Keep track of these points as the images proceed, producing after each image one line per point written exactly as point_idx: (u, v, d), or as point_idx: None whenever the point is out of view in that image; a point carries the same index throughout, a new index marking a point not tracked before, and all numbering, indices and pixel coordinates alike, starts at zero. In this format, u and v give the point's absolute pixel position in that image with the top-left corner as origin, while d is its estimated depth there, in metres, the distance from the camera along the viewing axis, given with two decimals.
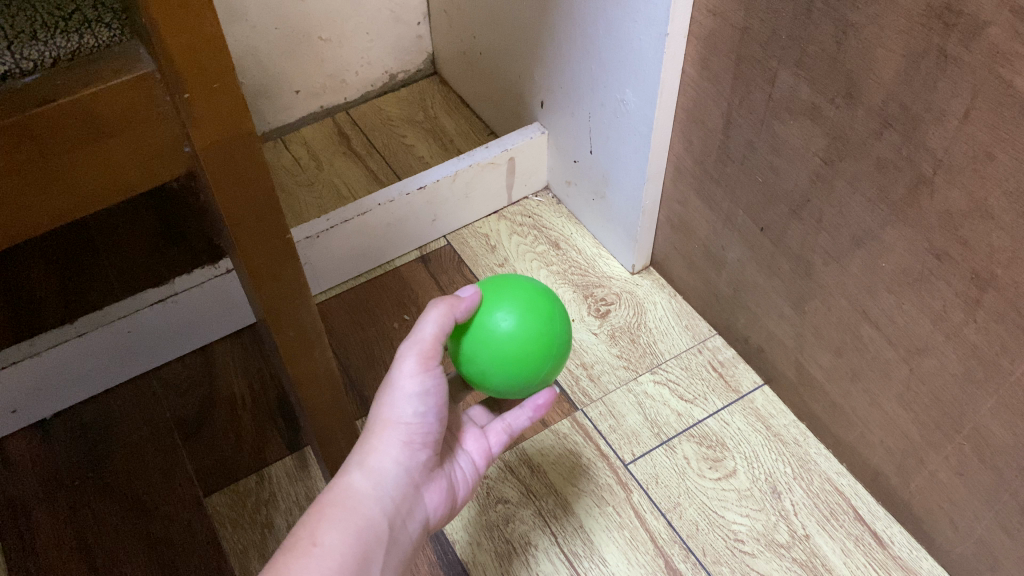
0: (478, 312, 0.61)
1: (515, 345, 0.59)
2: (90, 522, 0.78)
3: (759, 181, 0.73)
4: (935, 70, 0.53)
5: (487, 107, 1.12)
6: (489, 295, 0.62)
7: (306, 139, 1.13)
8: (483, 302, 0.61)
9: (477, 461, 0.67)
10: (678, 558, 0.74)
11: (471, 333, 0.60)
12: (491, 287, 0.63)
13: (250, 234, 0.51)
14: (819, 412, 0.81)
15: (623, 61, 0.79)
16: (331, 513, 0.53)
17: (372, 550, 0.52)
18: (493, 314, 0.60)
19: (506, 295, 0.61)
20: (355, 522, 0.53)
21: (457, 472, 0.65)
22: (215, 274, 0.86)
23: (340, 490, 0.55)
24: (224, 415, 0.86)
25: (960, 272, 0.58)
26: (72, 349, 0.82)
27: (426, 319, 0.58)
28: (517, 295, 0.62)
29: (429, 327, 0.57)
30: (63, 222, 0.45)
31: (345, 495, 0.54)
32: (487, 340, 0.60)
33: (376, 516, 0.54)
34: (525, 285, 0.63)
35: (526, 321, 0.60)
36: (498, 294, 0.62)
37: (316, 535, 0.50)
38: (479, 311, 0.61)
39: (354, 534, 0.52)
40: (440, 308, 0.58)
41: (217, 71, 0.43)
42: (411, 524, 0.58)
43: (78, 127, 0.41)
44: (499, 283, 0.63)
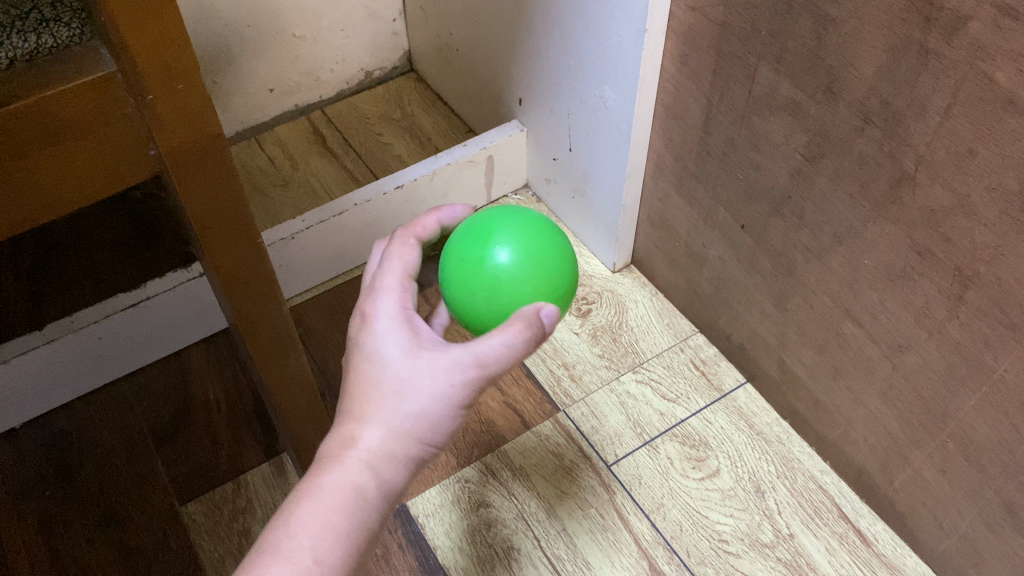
0: (490, 245, 0.55)
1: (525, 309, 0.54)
2: (63, 533, 0.76)
3: (740, 177, 0.72)
4: (916, 65, 0.52)
5: (465, 104, 1.10)
6: (506, 226, 0.56)
7: (280, 138, 1.11)
8: (499, 234, 0.56)
9: None
10: (662, 560, 0.74)
11: (469, 262, 0.55)
12: (507, 215, 0.57)
13: (219, 239, 0.49)
14: (802, 410, 0.80)
15: (602, 58, 0.78)
16: (329, 523, 0.43)
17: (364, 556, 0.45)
18: (513, 253, 0.54)
19: (533, 237, 0.56)
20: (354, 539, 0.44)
21: None
22: (188, 277, 0.85)
23: (340, 492, 0.44)
24: (199, 421, 0.85)
25: (943, 268, 0.57)
26: (41, 356, 0.80)
27: (494, 333, 0.46)
28: (539, 237, 0.56)
29: (498, 348, 0.46)
30: (24, 229, 0.43)
31: (347, 501, 0.44)
32: (489, 275, 0.54)
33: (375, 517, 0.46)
34: (553, 231, 0.58)
35: (553, 274, 0.55)
36: (522, 233, 0.56)
37: (315, 547, 0.42)
38: (488, 242, 0.55)
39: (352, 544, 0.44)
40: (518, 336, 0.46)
41: (182, 72, 0.41)
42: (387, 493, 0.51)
43: (39, 132, 0.40)
44: (520, 217, 0.58)
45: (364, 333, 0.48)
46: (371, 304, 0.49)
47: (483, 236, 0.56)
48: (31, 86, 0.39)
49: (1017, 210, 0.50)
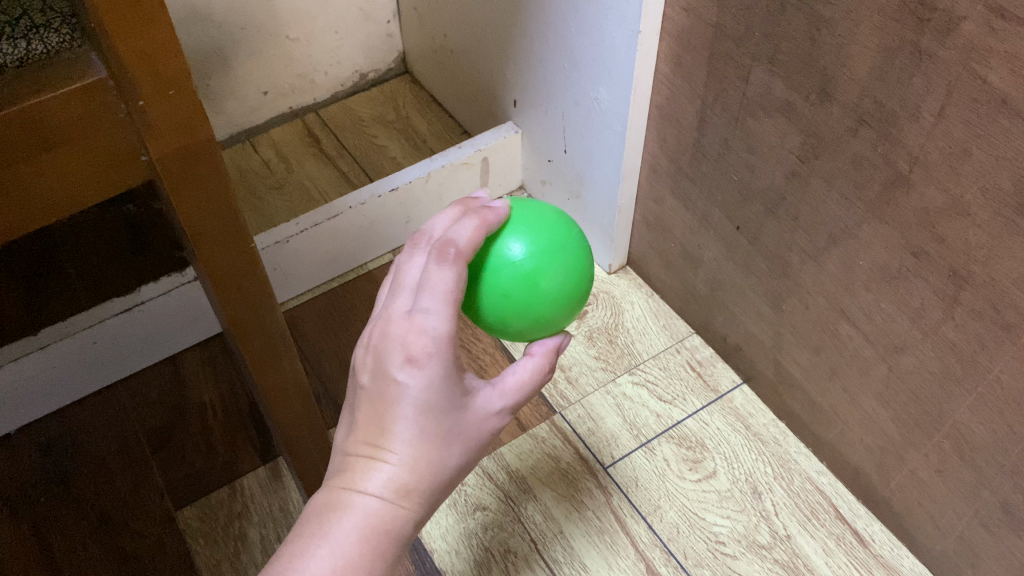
0: (530, 279, 0.54)
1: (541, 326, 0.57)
2: (58, 539, 0.76)
3: (734, 178, 0.72)
4: (910, 65, 0.52)
5: (460, 106, 1.10)
6: (538, 250, 0.55)
7: (274, 140, 1.11)
8: (536, 263, 0.54)
9: None
10: (659, 562, 0.74)
11: (510, 295, 0.54)
12: (532, 232, 0.55)
13: (212, 244, 0.49)
14: (799, 410, 0.80)
15: (596, 59, 0.78)
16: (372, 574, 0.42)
17: None
18: (555, 285, 0.55)
19: (563, 257, 0.56)
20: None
21: None
22: (183, 281, 0.85)
23: (384, 541, 0.43)
24: (195, 425, 0.84)
25: (938, 269, 0.57)
26: (35, 361, 0.80)
27: (518, 377, 0.49)
28: (570, 257, 0.56)
29: (520, 393, 0.49)
30: (15, 237, 0.43)
31: (388, 547, 0.43)
32: (535, 309, 0.54)
33: None
34: (573, 239, 0.58)
35: (581, 293, 0.57)
36: (556, 257, 0.55)
37: None
38: (527, 274, 0.54)
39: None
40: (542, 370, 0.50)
41: (173, 77, 0.41)
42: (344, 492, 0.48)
43: (29, 139, 0.40)
44: (542, 228, 0.56)
45: (415, 379, 0.42)
46: (423, 346, 0.43)
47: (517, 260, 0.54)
48: (21, 92, 0.39)
49: (1011, 211, 0.50)
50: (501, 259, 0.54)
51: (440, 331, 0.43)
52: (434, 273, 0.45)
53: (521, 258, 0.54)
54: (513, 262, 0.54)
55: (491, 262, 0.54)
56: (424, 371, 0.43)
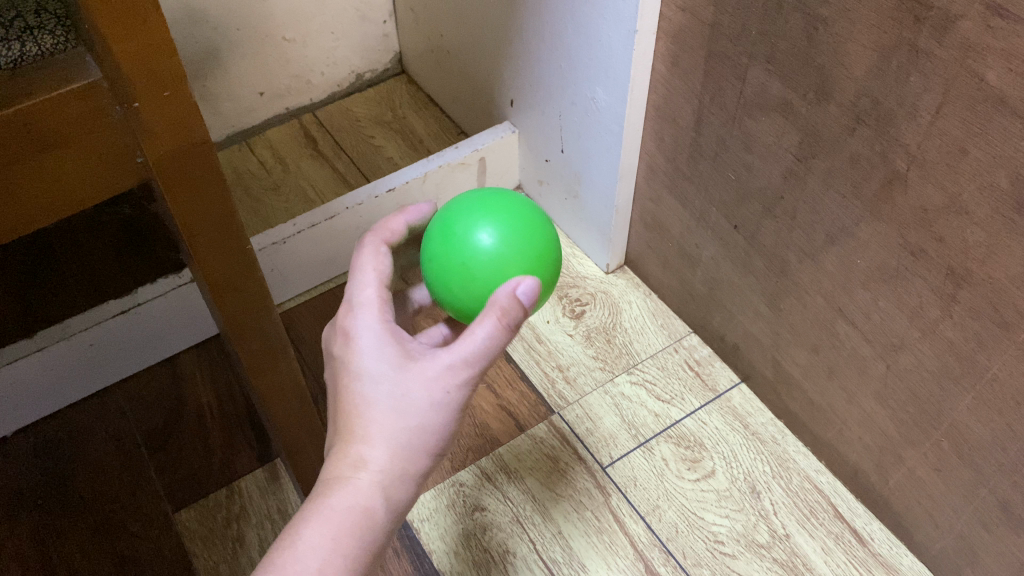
0: (494, 259, 0.54)
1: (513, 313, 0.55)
2: (56, 542, 0.76)
3: (732, 178, 0.72)
4: (907, 64, 0.52)
5: (456, 106, 1.10)
6: (503, 232, 0.55)
7: (271, 141, 1.10)
8: (498, 242, 0.55)
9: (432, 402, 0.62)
10: (658, 562, 0.74)
11: (471, 269, 0.54)
12: (497, 216, 0.56)
13: (208, 246, 0.49)
14: (797, 409, 0.80)
15: (593, 59, 0.78)
16: (339, 545, 0.44)
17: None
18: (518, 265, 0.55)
19: (531, 242, 0.56)
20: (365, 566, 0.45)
21: None
22: (179, 283, 0.84)
23: (351, 514, 0.45)
24: (192, 427, 0.84)
25: (936, 268, 0.57)
26: (32, 363, 0.80)
27: (477, 335, 0.47)
28: (537, 241, 0.56)
29: (481, 350, 0.47)
30: (6, 239, 0.42)
31: (358, 522, 0.45)
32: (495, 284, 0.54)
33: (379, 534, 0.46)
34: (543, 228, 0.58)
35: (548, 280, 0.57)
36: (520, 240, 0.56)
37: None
38: (492, 253, 0.55)
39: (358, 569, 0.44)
40: (492, 316, 0.47)
41: (169, 79, 0.41)
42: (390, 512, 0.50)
43: (24, 140, 0.39)
44: (510, 214, 0.57)
45: (352, 352, 0.48)
46: (350, 322, 0.49)
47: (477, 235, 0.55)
48: (16, 94, 0.38)
49: (1009, 210, 0.50)
50: (467, 238, 0.55)
51: (367, 304, 0.49)
52: (371, 267, 0.51)
53: (483, 239, 0.55)
54: (476, 240, 0.55)
55: (456, 241, 0.55)
56: (354, 341, 0.48)
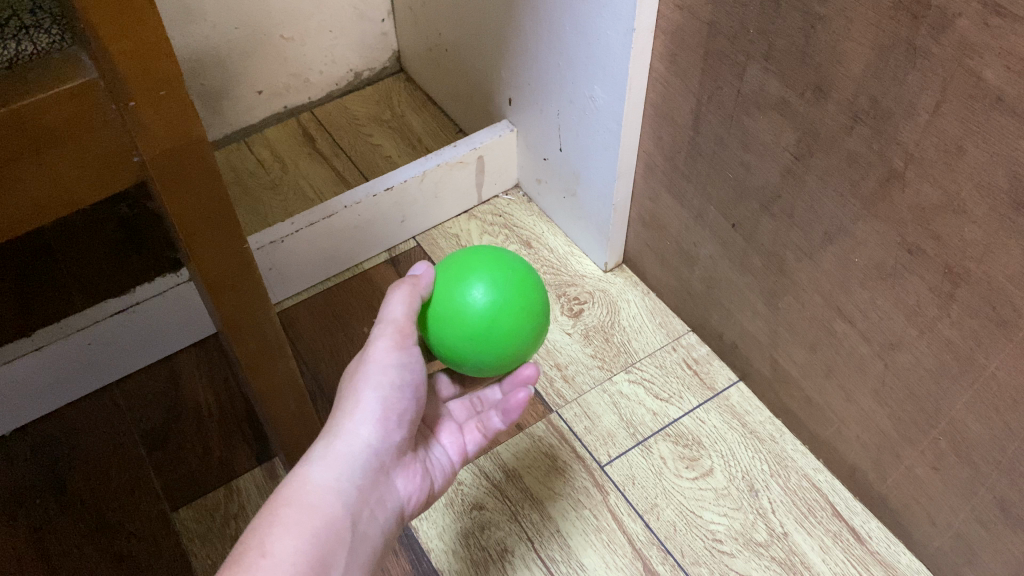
0: (472, 314, 0.58)
1: (468, 342, 0.58)
2: (54, 541, 0.76)
3: (729, 176, 0.72)
4: (904, 63, 0.52)
5: (455, 104, 1.10)
6: (493, 291, 0.58)
7: (269, 140, 1.10)
8: (483, 300, 0.58)
9: (452, 457, 0.65)
10: (656, 560, 0.74)
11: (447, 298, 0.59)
12: (496, 273, 0.59)
13: (205, 246, 0.49)
14: (795, 408, 0.80)
15: (590, 57, 0.78)
16: (286, 513, 0.48)
17: (329, 553, 0.48)
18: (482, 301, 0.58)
19: (517, 313, 0.59)
20: (326, 546, 0.48)
21: (433, 463, 0.63)
22: (177, 282, 0.85)
23: (305, 494, 0.50)
24: (190, 426, 0.84)
25: (934, 266, 0.57)
26: (30, 362, 0.80)
27: (395, 309, 0.56)
28: (512, 291, 0.59)
29: (401, 321, 0.56)
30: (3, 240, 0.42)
31: (313, 500, 0.50)
32: (459, 311, 0.58)
33: (333, 515, 0.50)
34: (538, 305, 0.60)
35: (516, 350, 0.59)
36: (503, 307, 0.58)
37: (265, 544, 0.46)
38: (474, 308, 0.58)
39: (306, 539, 0.47)
40: (404, 289, 0.57)
41: (165, 77, 0.41)
42: (373, 528, 0.53)
43: (21, 140, 0.39)
44: (511, 277, 0.60)
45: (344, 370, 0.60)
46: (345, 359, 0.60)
47: (463, 274, 0.59)
48: (12, 92, 0.38)
49: (1007, 208, 0.50)
50: (461, 277, 0.59)
51: None
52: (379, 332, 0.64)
53: (473, 291, 0.58)
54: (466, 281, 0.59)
55: (448, 277, 0.60)
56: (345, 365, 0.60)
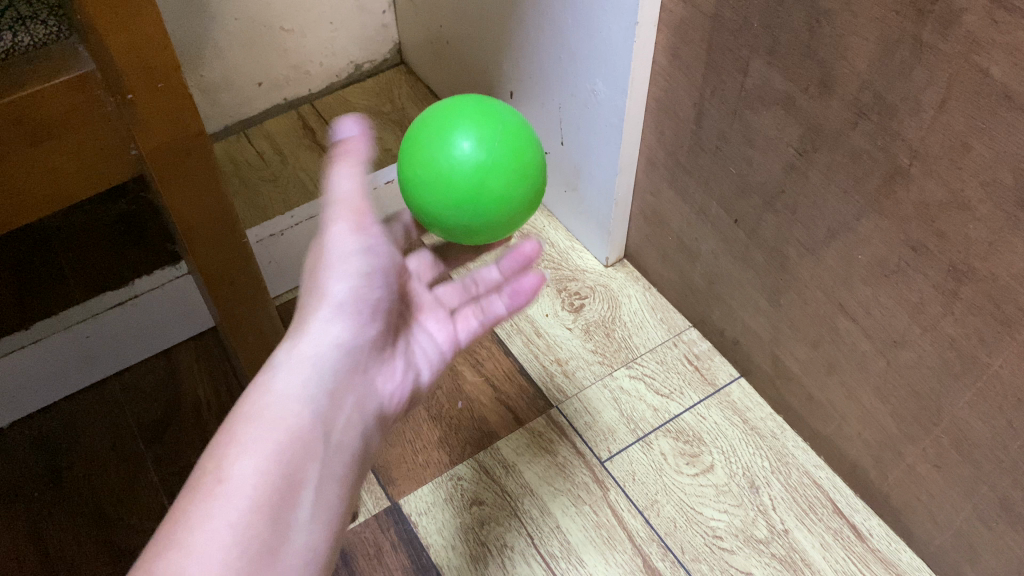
0: (462, 169, 0.57)
1: (459, 198, 0.57)
2: (52, 535, 0.76)
3: (732, 171, 0.72)
4: (909, 58, 0.51)
5: (456, 97, 1.09)
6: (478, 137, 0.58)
7: (269, 132, 1.10)
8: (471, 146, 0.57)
9: (442, 344, 0.64)
10: (656, 556, 0.73)
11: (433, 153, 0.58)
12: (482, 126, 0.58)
13: (203, 240, 0.48)
14: (796, 405, 0.80)
15: (592, 51, 0.77)
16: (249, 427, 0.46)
17: (298, 463, 0.46)
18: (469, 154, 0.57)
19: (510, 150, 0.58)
20: (297, 459, 0.46)
21: (419, 350, 0.62)
22: (176, 275, 0.84)
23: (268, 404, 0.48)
24: (189, 420, 0.84)
25: (937, 264, 0.57)
26: (28, 355, 0.79)
27: (343, 181, 0.53)
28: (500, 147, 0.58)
29: (350, 192, 0.53)
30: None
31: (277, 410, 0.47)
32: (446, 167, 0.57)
33: (301, 423, 0.48)
34: (529, 158, 0.59)
35: (509, 209, 0.58)
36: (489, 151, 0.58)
37: (224, 465, 0.44)
38: (466, 153, 0.57)
39: (272, 455, 0.45)
40: (343, 159, 0.53)
41: (162, 70, 0.40)
42: (352, 432, 0.52)
43: (16, 133, 0.39)
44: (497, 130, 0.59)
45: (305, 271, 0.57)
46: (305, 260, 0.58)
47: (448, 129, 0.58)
48: (7, 85, 0.38)
49: (1012, 206, 0.50)
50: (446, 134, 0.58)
51: None
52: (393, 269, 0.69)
53: (465, 140, 0.57)
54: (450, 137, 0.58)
55: (434, 134, 0.59)
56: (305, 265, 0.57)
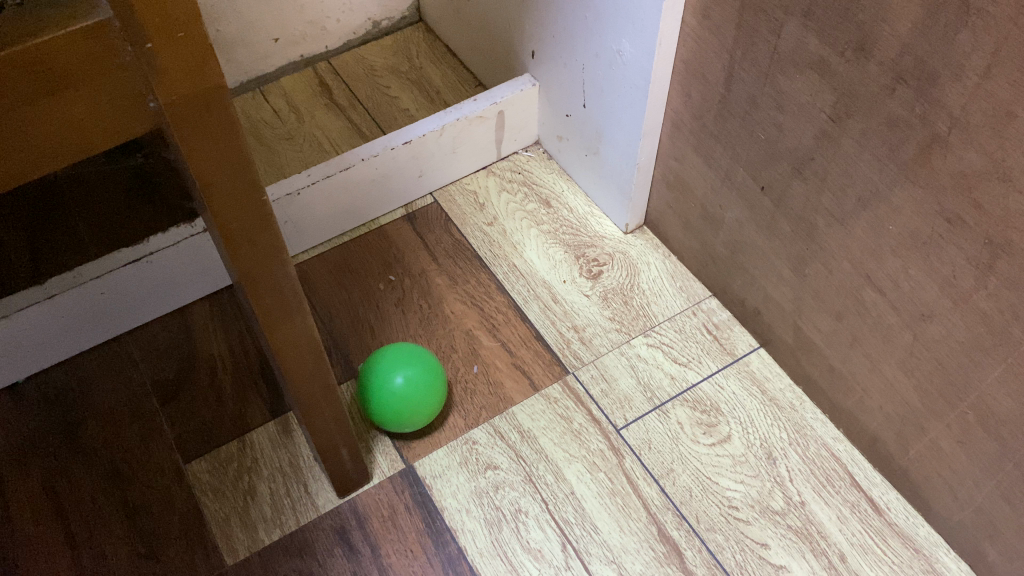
0: (400, 389, 0.72)
1: (408, 382, 0.72)
2: (69, 490, 0.76)
3: (761, 137, 0.70)
4: (955, 21, 0.49)
5: (475, 57, 1.07)
6: (416, 379, 0.72)
7: (285, 89, 1.08)
8: (410, 387, 0.72)
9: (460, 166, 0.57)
10: (671, 525, 0.73)
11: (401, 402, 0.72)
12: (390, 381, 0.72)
13: (223, 196, 0.46)
14: (816, 376, 0.79)
15: (620, 10, 0.75)
16: None
17: None
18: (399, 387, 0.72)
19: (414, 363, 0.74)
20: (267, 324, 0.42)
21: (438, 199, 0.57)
22: (191, 232, 0.83)
23: None
24: (204, 378, 0.84)
25: (973, 236, 0.55)
26: (43, 311, 0.79)
27: None
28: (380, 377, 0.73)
29: None
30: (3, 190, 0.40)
31: None
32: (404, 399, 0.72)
33: None
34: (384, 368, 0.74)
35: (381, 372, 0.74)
36: (427, 390, 0.73)
37: None
38: (408, 385, 0.72)
39: None
40: None
41: (183, 17, 0.38)
42: None
43: (31, 82, 0.36)
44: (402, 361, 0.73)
45: None
46: None
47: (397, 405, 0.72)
48: (15, 33, 0.35)
49: None
50: (394, 393, 0.72)
51: None
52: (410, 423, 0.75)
53: (400, 380, 0.72)
54: (398, 389, 0.72)
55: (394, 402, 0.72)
56: None
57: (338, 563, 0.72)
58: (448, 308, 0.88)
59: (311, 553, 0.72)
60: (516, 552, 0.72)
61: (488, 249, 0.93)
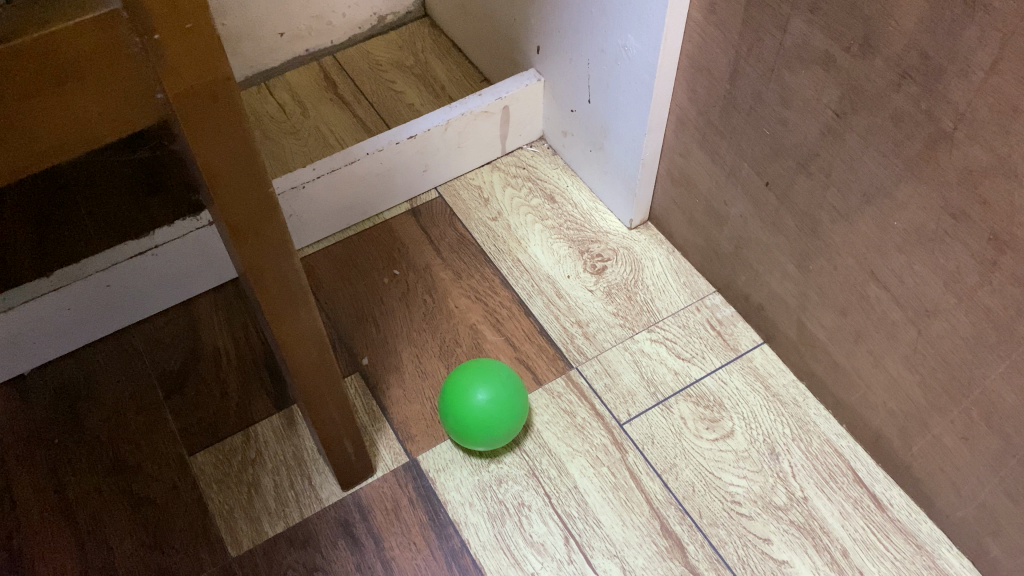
0: (488, 408, 0.71)
1: (493, 402, 0.71)
2: (73, 481, 0.77)
3: (766, 133, 0.70)
4: (961, 17, 0.49)
5: (481, 52, 1.07)
6: (497, 397, 0.72)
7: (290, 83, 1.08)
8: (495, 407, 0.71)
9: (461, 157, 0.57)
10: (674, 520, 0.73)
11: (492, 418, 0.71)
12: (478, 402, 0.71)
13: (229, 185, 0.46)
14: (820, 372, 0.79)
15: (625, 5, 0.75)
16: None
17: None
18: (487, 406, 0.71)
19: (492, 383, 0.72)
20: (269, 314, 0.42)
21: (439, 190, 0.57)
22: (197, 226, 0.83)
23: None
24: (208, 371, 0.84)
25: (978, 232, 0.55)
26: (49, 303, 0.79)
27: None
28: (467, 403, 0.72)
29: None
30: (4, 183, 0.40)
31: None
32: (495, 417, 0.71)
33: None
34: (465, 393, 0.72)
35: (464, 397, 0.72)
36: (510, 410, 0.72)
37: None
38: (482, 413, 0.71)
39: None
40: None
41: (191, 9, 0.38)
42: None
43: (38, 72, 0.36)
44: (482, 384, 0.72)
45: None
46: None
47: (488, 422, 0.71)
48: (15, 27, 0.35)
49: None
50: (484, 413, 0.71)
51: None
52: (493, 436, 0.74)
53: (483, 401, 0.71)
54: (486, 409, 0.71)
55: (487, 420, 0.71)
56: None
57: (342, 555, 0.72)
58: (452, 303, 0.88)
59: (314, 545, 0.73)
60: (519, 546, 0.72)
61: (492, 243, 0.93)
